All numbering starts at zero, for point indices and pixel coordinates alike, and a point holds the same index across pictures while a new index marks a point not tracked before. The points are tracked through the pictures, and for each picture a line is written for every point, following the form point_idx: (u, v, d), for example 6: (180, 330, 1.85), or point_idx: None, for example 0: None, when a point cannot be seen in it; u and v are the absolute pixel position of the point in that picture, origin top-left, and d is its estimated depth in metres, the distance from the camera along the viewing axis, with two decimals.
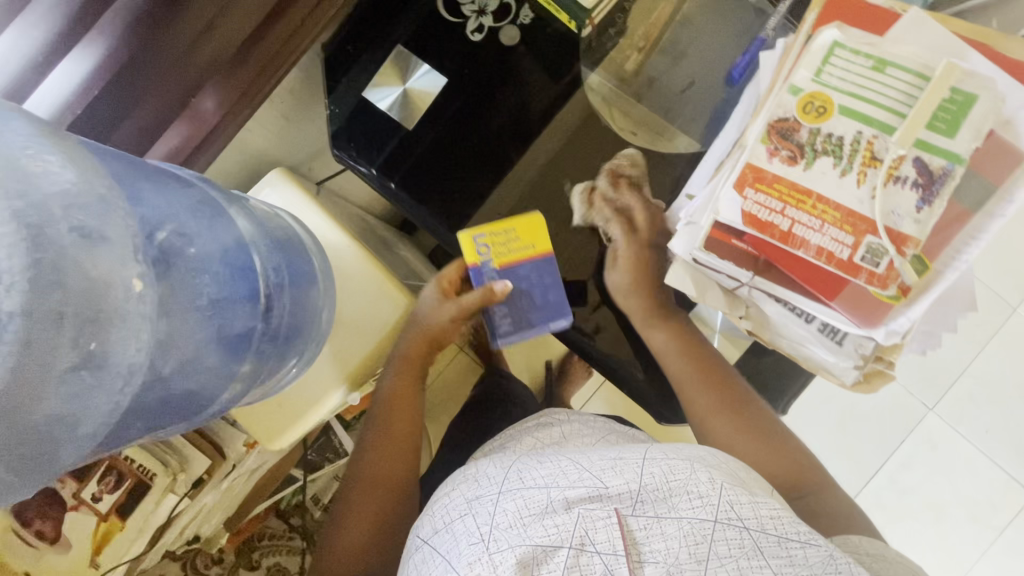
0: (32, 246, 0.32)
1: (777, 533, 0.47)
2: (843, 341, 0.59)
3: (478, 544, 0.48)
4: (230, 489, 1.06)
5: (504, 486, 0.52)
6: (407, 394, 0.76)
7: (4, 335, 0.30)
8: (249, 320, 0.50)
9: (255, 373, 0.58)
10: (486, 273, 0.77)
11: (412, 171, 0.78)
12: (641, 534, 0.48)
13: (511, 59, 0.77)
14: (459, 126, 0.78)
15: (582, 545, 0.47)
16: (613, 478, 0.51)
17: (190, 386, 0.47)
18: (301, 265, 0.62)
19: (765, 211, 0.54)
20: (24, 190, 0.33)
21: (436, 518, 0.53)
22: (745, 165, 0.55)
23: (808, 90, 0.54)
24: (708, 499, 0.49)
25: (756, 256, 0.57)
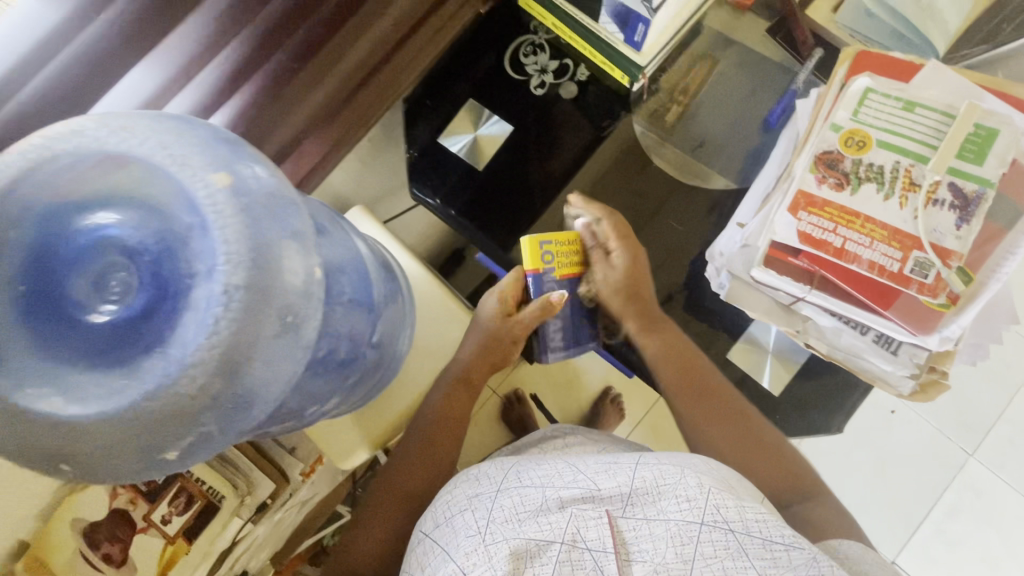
0: (252, 232, 0.37)
1: (762, 536, 0.47)
2: (898, 351, 0.63)
3: (475, 536, 0.52)
4: (280, 524, 1.06)
5: (502, 485, 0.57)
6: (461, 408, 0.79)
7: (231, 303, 0.35)
8: (365, 323, 0.56)
9: (357, 382, 0.63)
10: (545, 283, 0.74)
11: (474, 201, 0.86)
12: (630, 535, 0.49)
13: (570, 109, 0.88)
14: (518, 164, 0.87)
15: (573, 542, 0.48)
16: (605, 482, 0.54)
17: (317, 387, 0.52)
18: (392, 286, 0.68)
19: (819, 230, 0.61)
20: (244, 188, 0.38)
21: (438, 514, 0.59)
22: (796, 191, 0.63)
23: (847, 127, 0.63)
24: (695, 502, 0.50)
25: (813, 272, 0.62)
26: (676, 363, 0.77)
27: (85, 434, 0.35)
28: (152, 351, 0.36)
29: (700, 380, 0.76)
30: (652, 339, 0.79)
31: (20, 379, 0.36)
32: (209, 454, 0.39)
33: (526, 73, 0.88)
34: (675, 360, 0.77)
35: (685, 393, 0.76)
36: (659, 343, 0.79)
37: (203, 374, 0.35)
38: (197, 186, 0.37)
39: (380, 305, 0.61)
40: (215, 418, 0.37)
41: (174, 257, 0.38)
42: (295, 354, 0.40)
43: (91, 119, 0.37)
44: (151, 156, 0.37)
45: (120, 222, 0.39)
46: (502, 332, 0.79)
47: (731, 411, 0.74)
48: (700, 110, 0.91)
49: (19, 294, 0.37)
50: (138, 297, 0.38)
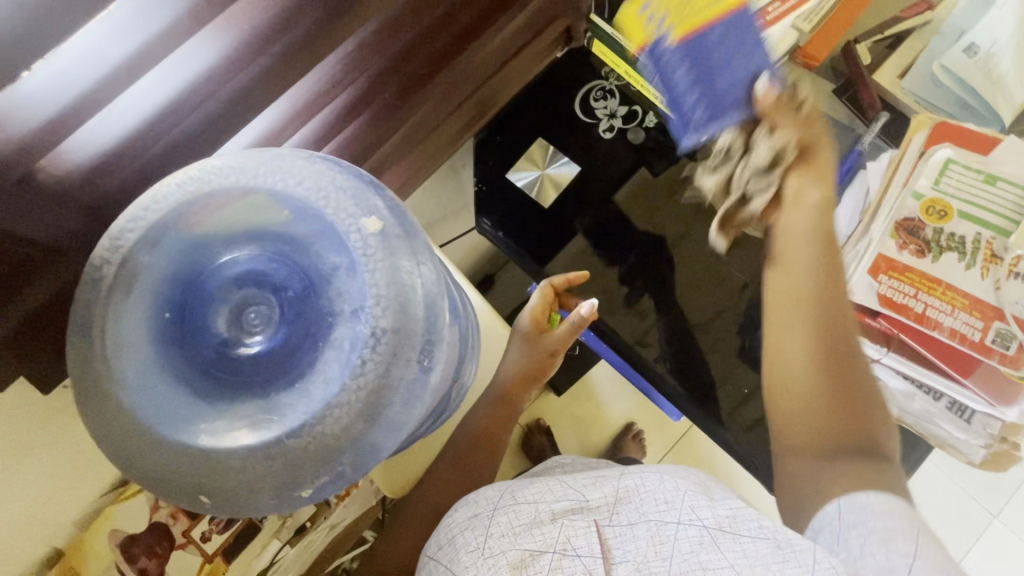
0: (398, 278, 0.38)
1: (731, 529, 0.44)
2: (971, 419, 0.62)
3: (475, 551, 0.48)
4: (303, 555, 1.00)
5: (500, 502, 0.52)
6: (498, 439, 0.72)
7: (378, 347, 0.36)
8: (458, 359, 0.56)
9: (435, 416, 0.63)
10: (662, 53, 0.57)
11: (522, 224, 0.87)
12: (614, 540, 0.47)
13: (639, 154, 0.87)
14: (573, 195, 0.86)
15: (564, 550, 0.46)
16: (592, 492, 0.52)
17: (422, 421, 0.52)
18: (468, 320, 0.67)
19: (900, 294, 0.62)
20: (389, 231, 0.39)
21: (442, 535, 0.53)
22: (877, 254, 0.64)
23: (928, 196, 0.64)
24: (671, 504, 0.48)
25: (891, 334, 0.63)
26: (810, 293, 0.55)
27: (227, 466, 0.35)
28: (294, 387, 0.37)
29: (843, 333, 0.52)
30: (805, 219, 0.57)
31: (165, 407, 0.36)
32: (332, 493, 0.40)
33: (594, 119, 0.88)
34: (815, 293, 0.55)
35: (801, 330, 0.53)
36: (802, 261, 0.56)
37: (347, 415, 0.35)
38: (350, 228, 0.38)
39: (465, 342, 0.61)
40: (351, 462, 0.37)
41: (317, 295, 0.39)
42: (418, 406, 0.39)
43: (249, 157, 0.39)
44: (305, 196, 0.38)
45: (260, 257, 0.40)
46: (536, 357, 0.72)
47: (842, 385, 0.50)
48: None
49: (166, 321, 0.39)
50: (280, 331, 0.39)
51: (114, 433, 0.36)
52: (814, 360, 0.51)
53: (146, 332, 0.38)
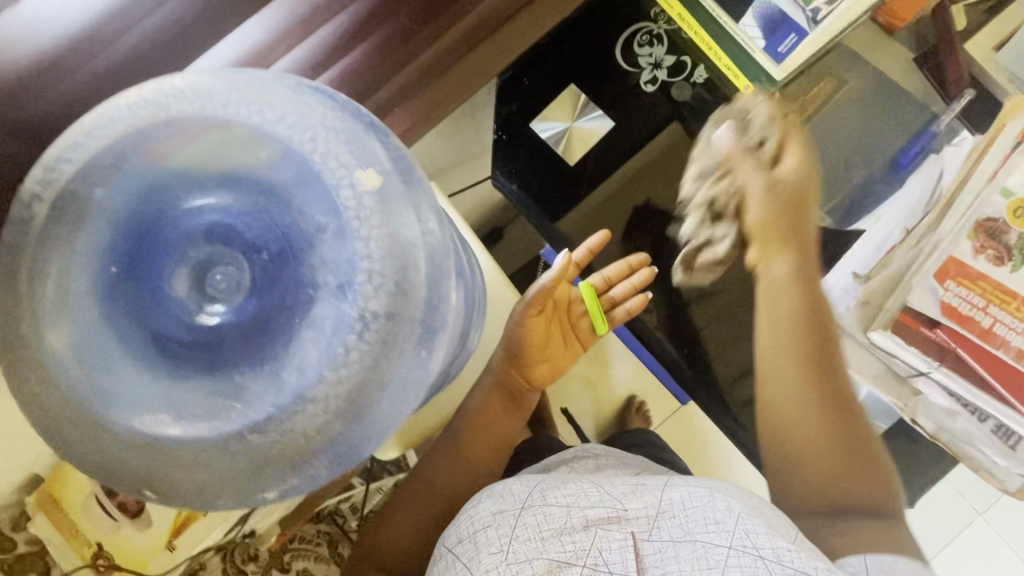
0: (399, 250, 0.31)
1: (794, 566, 0.37)
2: (1017, 446, 0.58)
3: (498, 554, 0.42)
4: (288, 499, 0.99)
5: (528, 502, 0.46)
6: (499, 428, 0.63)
7: (367, 333, 0.29)
8: (463, 337, 0.50)
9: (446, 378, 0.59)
10: None
11: (542, 182, 0.76)
12: (653, 559, 0.40)
13: (683, 112, 0.75)
14: (605, 151, 0.75)
15: (594, 565, 0.40)
16: (632, 501, 0.45)
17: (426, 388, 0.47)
18: (478, 283, 0.60)
19: (967, 305, 0.55)
20: (389, 188, 0.32)
21: (463, 528, 0.47)
22: (947, 257, 0.56)
23: (1020, 195, 0.55)
24: (723, 526, 0.40)
25: (946, 346, 0.56)
26: (792, 353, 0.57)
27: (179, 459, 0.30)
28: (258, 373, 0.30)
29: (832, 380, 0.55)
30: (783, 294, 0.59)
31: (104, 380, 0.30)
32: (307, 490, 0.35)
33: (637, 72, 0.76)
34: (786, 335, 0.59)
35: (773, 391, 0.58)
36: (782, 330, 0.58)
37: (323, 413, 0.30)
38: (341, 183, 0.30)
39: (472, 309, 0.55)
40: (327, 461, 0.31)
41: (295, 261, 0.32)
42: (409, 401, 0.33)
43: (218, 80, 0.31)
44: (286, 135, 0.31)
45: (232, 207, 0.33)
46: (566, 291, 0.66)
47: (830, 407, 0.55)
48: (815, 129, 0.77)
49: (111, 277, 0.31)
50: (248, 299, 0.32)
51: (46, 408, 0.30)
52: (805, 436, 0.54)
53: (88, 292, 0.31)
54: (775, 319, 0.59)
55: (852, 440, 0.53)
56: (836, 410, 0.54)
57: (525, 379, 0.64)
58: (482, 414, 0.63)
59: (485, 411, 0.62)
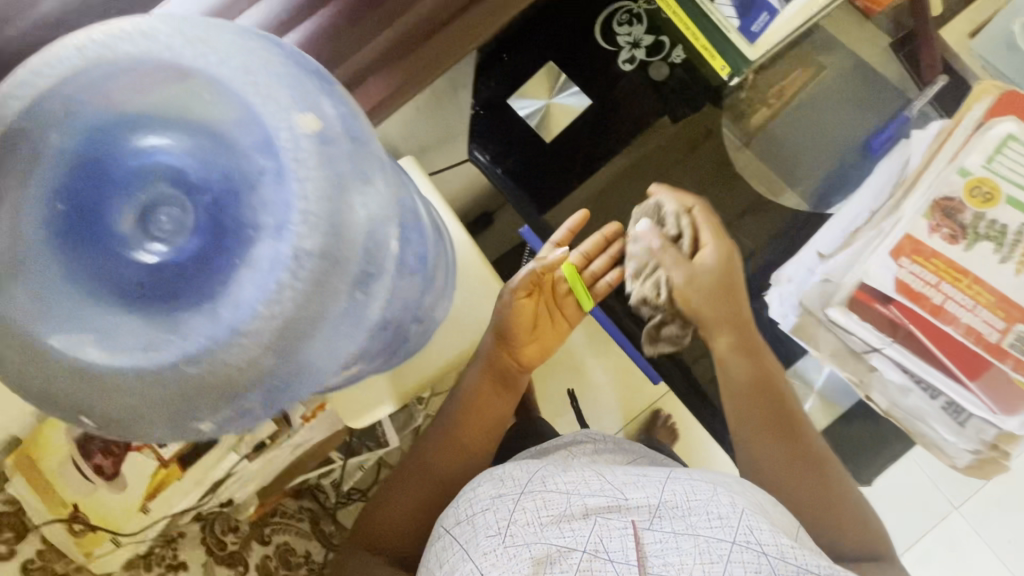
0: (334, 194, 0.32)
1: (798, 564, 0.40)
2: (965, 423, 0.59)
3: (495, 537, 0.45)
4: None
5: (527, 487, 0.48)
6: (494, 411, 0.68)
7: (300, 271, 0.30)
8: (417, 296, 0.52)
9: (413, 340, 0.62)
10: None
11: (525, 163, 0.78)
12: (654, 548, 0.42)
13: (663, 93, 0.78)
14: (585, 133, 0.78)
15: (595, 551, 0.42)
16: (633, 491, 0.47)
17: (384, 341, 0.51)
18: (442, 252, 0.62)
19: (920, 283, 0.55)
20: (329, 135, 0.33)
21: (461, 510, 0.50)
22: (903, 235, 0.57)
23: (977, 174, 0.56)
24: (727, 521, 0.43)
25: (899, 323, 0.57)
26: (760, 408, 0.65)
27: (114, 386, 0.31)
28: (195, 309, 0.32)
29: (794, 425, 0.64)
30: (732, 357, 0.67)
31: (46, 311, 0.31)
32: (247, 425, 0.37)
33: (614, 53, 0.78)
34: (748, 394, 0.66)
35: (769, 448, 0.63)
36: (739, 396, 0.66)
37: (256, 347, 0.31)
38: (280, 126, 0.31)
39: (435, 275, 0.57)
40: (260, 392, 0.33)
41: (236, 202, 0.33)
42: (345, 341, 0.36)
43: (164, 21, 0.32)
44: (228, 79, 0.32)
45: (181, 151, 0.34)
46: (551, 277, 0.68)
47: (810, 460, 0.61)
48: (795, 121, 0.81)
49: (57, 214, 0.32)
50: (190, 239, 0.33)
51: None
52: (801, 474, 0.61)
53: (34, 226, 0.32)
54: (737, 379, 0.66)
55: (832, 472, 0.61)
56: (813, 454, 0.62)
57: (516, 361, 0.68)
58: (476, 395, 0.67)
59: (478, 394, 0.67)
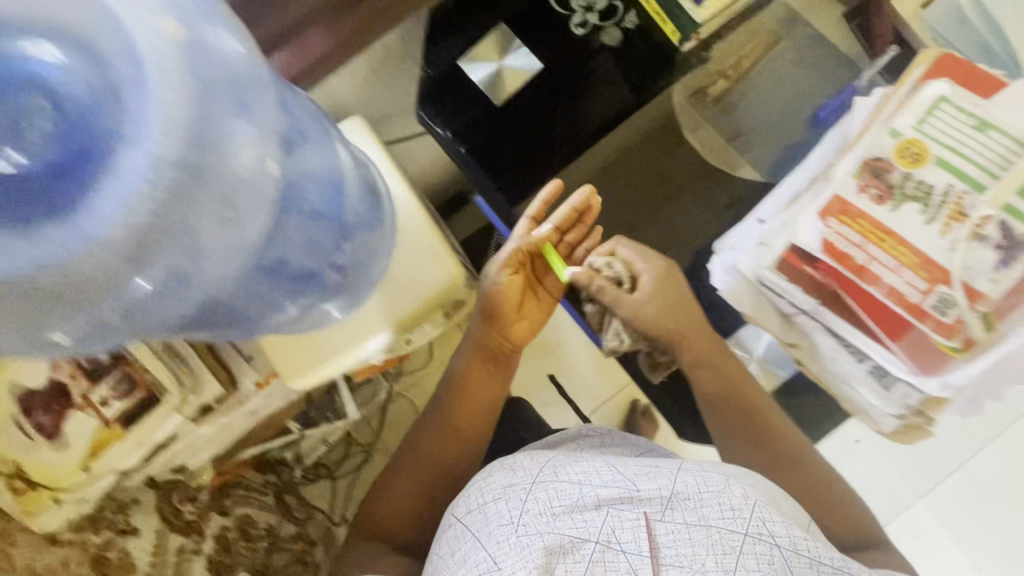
0: (198, 104, 0.31)
1: (810, 556, 0.48)
2: (891, 388, 0.59)
3: (509, 526, 0.51)
4: (228, 429, 1.07)
5: (539, 479, 0.54)
6: (485, 388, 0.76)
7: (157, 178, 0.30)
8: (325, 246, 0.54)
9: (331, 287, 0.63)
10: None
11: (489, 141, 0.77)
12: (667, 538, 0.49)
13: (626, 61, 0.76)
14: (548, 109, 0.76)
15: (608, 542, 0.49)
16: (645, 483, 0.53)
17: (290, 282, 0.52)
18: (371, 212, 0.64)
19: (846, 243, 0.55)
20: (198, 48, 0.33)
21: (471, 499, 0.56)
22: (833, 196, 0.56)
23: (908, 136, 0.56)
24: (739, 512, 0.50)
25: (824, 284, 0.57)
26: (734, 400, 0.73)
27: None
28: (46, 218, 0.31)
29: (759, 420, 0.72)
30: (696, 369, 0.75)
31: None
32: (110, 336, 0.38)
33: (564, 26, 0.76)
34: (720, 387, 0.74)
35: (750, 442, 0.71)
36: (715, 399, 0.74)
37: (111, 259, 0.31)
38: (140, 28, 0.30)
39: (355, 228, 0.58)
40: (118, 303, 0.34)
41: (98, 110, 0.32)
42: (215, 259, 0.37)
43: None
44: None
45: (51, 57, 0.33)
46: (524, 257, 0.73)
47: (785, 449, 0.70)
48: (747, 94, 0.83)
49: None
50: (53, 148, 0.32)
51: None
52: (778, 468, 0.69)
53: None
54: (703, 384, 0.75)
55: (802, 451, 0.71)
56: (789, 449, 0.71)
57: (504, 338, 0.76)
58: (466, 378, 0.75)
59: (470, 374, 0.76)
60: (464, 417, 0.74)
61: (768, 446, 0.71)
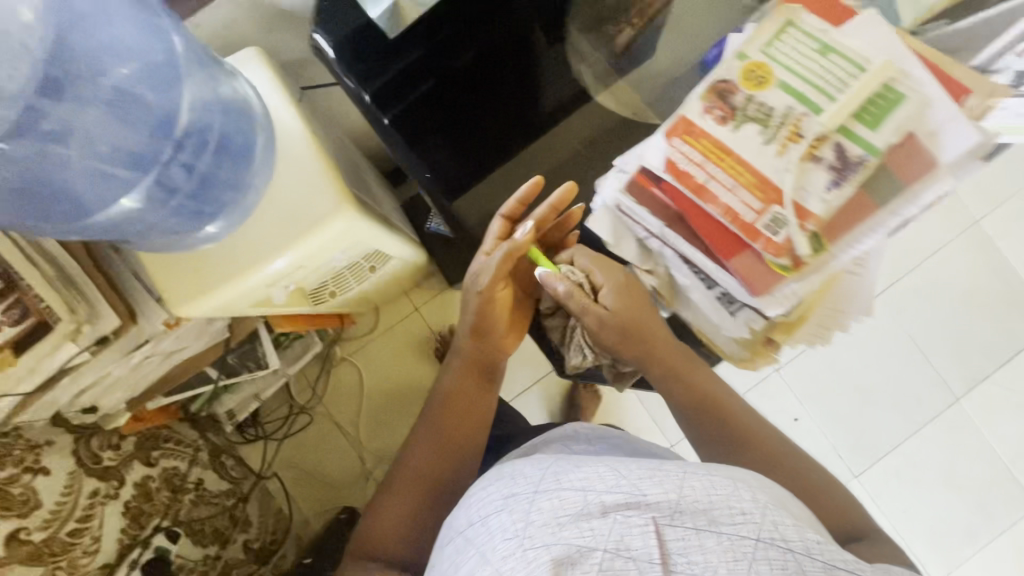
0: None
1: (823, 559, 0.55)
2: (737, 313, 0.65)
3: (515, 539, 0.59)
4: (139, 369, 1.08)
5: (542, 488, 0.63)
6: (474, 402, 0.92)
7: None
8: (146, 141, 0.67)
9: (198, 189, 0.73)
10: None
11: (409, 114, 0.93)
12: (676, 545, 0.56)
13: (532, 52, 0.95)
14: (460, 89, 0.94)
15: (617, 550, 0.56)
16: (651, 488, 0.61)
17: (106, 152, 0.65)
18: (225, 132, 0.72)
19: (686, 161, 0.56)
20: None
21: (478, 511, 0.66)
22: (678, 115, 0.56)
23: (754, 59, 0.56)
24: (748, 516, 0.57)
25: (671, 207, 0.58)
26: (717, 416, 0.82)
27: None
28: None
29: (741, 429, 0.82)
30: (668, 385, 0.83)
31: None
32: None
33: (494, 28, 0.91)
34: (698, 404, 0.83)
35: (738, 451, 0.80)
36: (698, 416, 0.83)
37: None
38: None
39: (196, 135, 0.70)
40: None
41: None
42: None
43: None
44: None
45: None
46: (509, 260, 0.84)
47: (763, 449, 0.80)
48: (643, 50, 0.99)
49: None
50: None
51: None
52: (762, 464, 0.79)
53: None
54: (679, 398, 0.83)
55: (779, 447, 0.80)
56: (769, 448, 0.80)
57: (493, 345, 0.92)
58: (457, 393, 0.92)
59: (458, 389, 0.92)
60: (453, 431, 0.90)
61: (744, 456, 0.80)
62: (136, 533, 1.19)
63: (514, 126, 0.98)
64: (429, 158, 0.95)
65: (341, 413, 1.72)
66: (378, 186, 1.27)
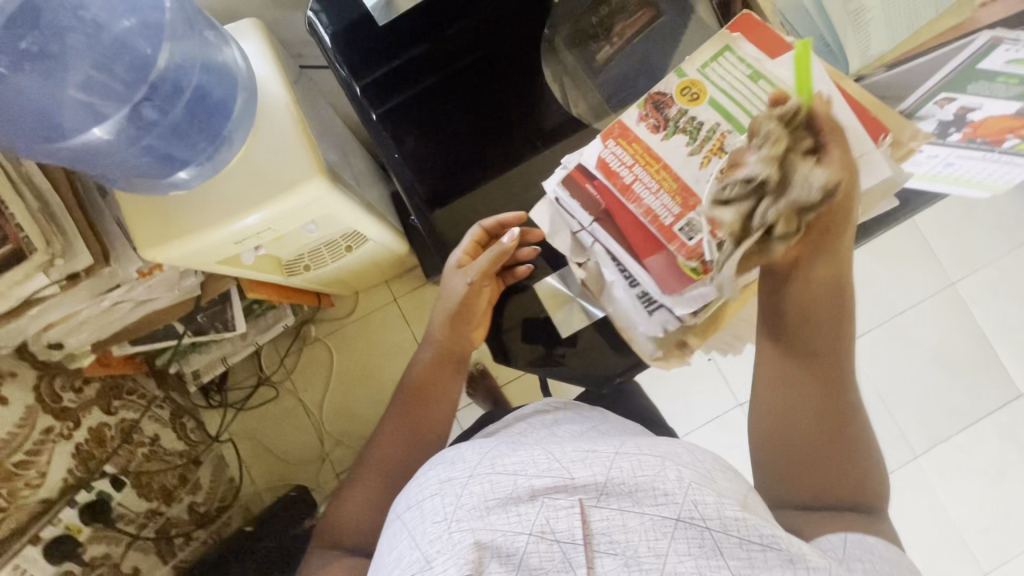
0: None
1: (738, 535, 0.50)
2: (654, 312, 0.76)
3: (441, 522, 0.54)
4: (110, 312, 1.13)
5: (476, 471, 0.58)
6: (445, 388, 0.86)
7: None
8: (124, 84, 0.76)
9: (169, 133, 0.80)
10: None
11: (396, 105, 0.97)
12: (602, 523, 0.52)
13: (519, 59, 0.98)
14: (447, 86, 0.98)
15: (542, 533, 0.52)
16: (579, 469, 0.56)
17: (84, 82, 0.73)
18: (197, 84, 0.79)
19: (618, 163, 0.70)
20: None
21: (411, 495, 0.60)
22: (618, 120, 0.71)
23: (691, 77, 0.69)
24: (672, 497, 0.52)
25: (601, 205, 0.72)
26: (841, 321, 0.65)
27: None
28: None
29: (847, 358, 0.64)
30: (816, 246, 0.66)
31: None
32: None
33: (487, 33, 0.96)
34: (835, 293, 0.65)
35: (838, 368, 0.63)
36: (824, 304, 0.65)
37: None
38: None
39: (170, 84, 0.78)
40: None
41: None
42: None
43: None
44: None
45: None
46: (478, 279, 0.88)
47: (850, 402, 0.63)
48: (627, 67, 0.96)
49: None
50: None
51: None
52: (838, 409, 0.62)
53: None
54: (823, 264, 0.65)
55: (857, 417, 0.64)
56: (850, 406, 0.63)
57: (462, 344, 0.90)
58: (427, 376, 0.86)
59: (430, 373, 0.86)
60: (421, 416, 0.82)
61: (810, 358, 0.65)
62: (82, 475, 1.20)
63: (495, 130, 0.99)
64: (409, 150, 0.98)
65: (307, 390, 1.73)
66: (364, 167, 1.32)
